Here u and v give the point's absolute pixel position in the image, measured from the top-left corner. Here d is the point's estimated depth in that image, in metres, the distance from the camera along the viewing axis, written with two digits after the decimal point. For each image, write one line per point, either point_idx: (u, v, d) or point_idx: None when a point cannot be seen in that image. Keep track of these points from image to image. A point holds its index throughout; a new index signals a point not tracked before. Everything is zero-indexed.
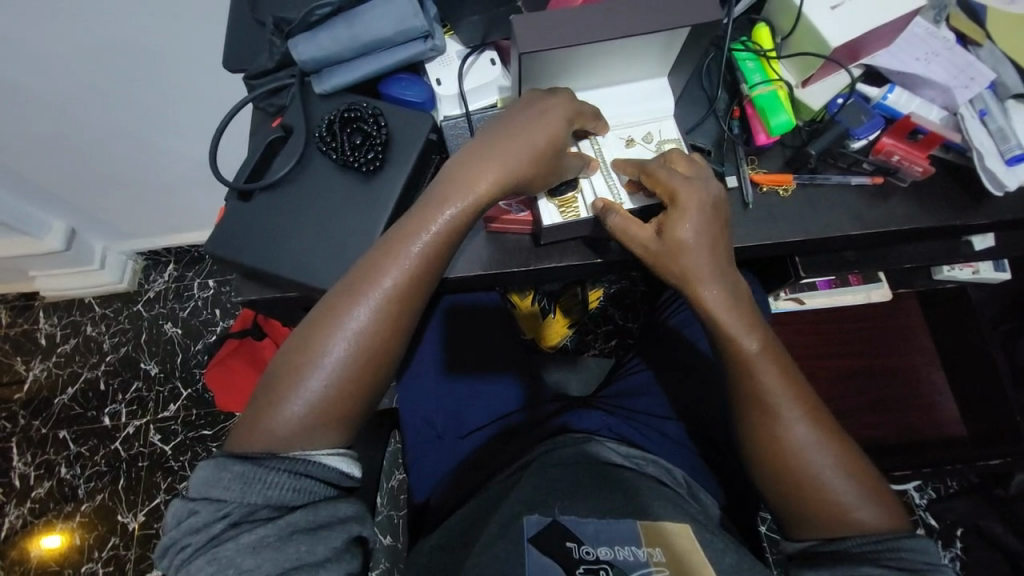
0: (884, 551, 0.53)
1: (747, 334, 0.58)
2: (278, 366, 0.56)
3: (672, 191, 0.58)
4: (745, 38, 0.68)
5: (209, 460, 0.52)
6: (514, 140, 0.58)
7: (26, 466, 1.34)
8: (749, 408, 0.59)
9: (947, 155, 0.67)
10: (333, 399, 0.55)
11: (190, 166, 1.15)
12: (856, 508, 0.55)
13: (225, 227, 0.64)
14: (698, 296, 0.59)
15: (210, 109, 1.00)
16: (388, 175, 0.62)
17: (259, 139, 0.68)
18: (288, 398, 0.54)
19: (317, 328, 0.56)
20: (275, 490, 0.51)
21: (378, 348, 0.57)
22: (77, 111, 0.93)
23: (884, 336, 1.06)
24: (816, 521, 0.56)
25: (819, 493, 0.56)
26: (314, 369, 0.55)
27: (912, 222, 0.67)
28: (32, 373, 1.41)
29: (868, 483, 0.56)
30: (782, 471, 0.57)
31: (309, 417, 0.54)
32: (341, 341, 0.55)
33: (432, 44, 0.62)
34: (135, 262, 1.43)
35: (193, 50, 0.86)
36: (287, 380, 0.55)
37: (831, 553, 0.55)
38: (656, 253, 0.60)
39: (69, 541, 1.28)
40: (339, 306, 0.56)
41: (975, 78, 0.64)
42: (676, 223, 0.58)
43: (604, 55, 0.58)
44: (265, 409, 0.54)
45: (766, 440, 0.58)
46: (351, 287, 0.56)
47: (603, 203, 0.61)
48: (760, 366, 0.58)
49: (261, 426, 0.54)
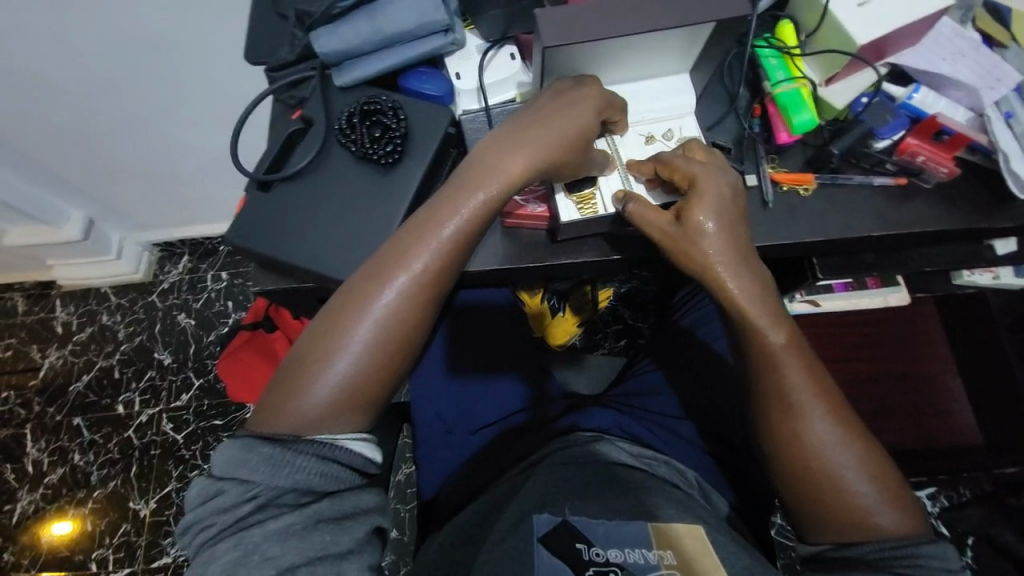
0: (899, 558, 0.53)
1: (774, 328, 0.58)
2: (300, 350, 0.56)
3: (691, 176, 0.58)
4: (768, 35, 0.67)
5: (236, 440, 0.52)
6: (542, 129, 0.57)
7: (41, 452, 1.37)
8: (772, 405, 0.58)
9: (972, 157, 0.66)
10: (354, 386, 0.55)
11: (205, 159, 1.16)
12: (876, 513, 0.54)
13: (245, 217, 0.64)
14: (721, 287, 0.58)
15: (229, 102, 1.01)
16: (406, 168, 0.62)
17: (278, 131, 0.68)
18: (312, 381, 0.54)
19: (339, 313, 0.56)
20: (302, 474, 0.51)
21: (399, 336, 0.56)
22: (98, 102, 0.94)
23: (900, 341, 1.04)
24: (834, 525, 0.55)
25: (839, 496, 0.55)
26: (338, 354, 0.55)
27: (934, 225, 0.66)
28: (48, 360, 1.43)
29: (890, 488, 0.55)
30: (803, 471, 0.56)
31: (332, 402, 0.54)
32: (363, 326, 0.55)
33: (452, 38, 0.62)
34: (150, 253, 1.45)
35: (214, 43, 0.87)
36: (310, 364, 0.55)
37: (841, 560, 0.55)
38: (677, 241, 0.59)
39: (82, 527, 1.31)
40: (362, 292, 0.56)
41: (1002, 79, 0.63)
42: (694, 209, 0.58)
43: (625, 50, 0.58)
44: (283, 394, 0.54)
45: (788, 437, 0.57)
46: (374, 273, 0.56)
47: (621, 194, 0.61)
48: (785, 361, 0.57)
49: (284, 409, 0.54)
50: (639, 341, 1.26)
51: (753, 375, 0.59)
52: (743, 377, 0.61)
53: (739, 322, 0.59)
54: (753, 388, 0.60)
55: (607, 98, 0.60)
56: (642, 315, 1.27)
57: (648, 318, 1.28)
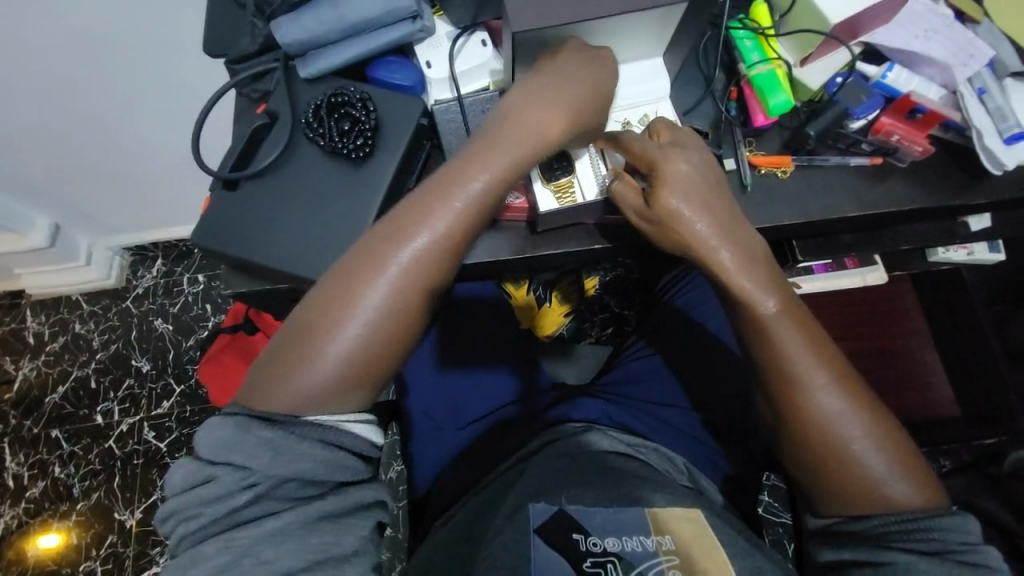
0: (914, 530, 0.53)
1: (765, 296, 0.57)
2: (289, 329, 0.54)
3: (650, 160, 0.58)
4: (743, 17, 0.66)
5: (229, 419, 0.50)
6: (539, 105, 0.56)
7: (19, 467, 1.33)
8: (778, 380, 0.58)
9: (947, 135, 0.66)
10: (351, 372, 0.53)
11: (173, 159, 1.12)
12: (887, 484, 0.55)
13: (211, 218, 0.62)
14: (717, 264, 0.58)
15: (194, 97, 0.97)
16: (378, 161, 0.61)
17: (243, 127, 0.65)
18: (305, 366, 0.52)
19: (326, 297, 0.54)
20: (305, 461, 0.50)
21: (396, 322, 0.54)
22: (54, 103, 0.89)
23: (878, 320, 1.07)
24: (845, 499, 0.56)
25: (851, 470, 0.55)
26: (332, 337, 0.53)
27: (910, 204, 0.66)
28: (21, 372, 1.38)
29: (900, 458, 0.56)
30: (811, 447, 0.57)
31: (325, 387, 0.52)
32: (357, 312, 0.53)
33: (420, 25, 0.60)
34: (122, 258, 1.40)
35: (173, 37, 0.83)
36: (303, 346, 0.53)
37: (854, 533, 0.56)
38: (656, 226, 0.59)
39: (66, 541, 1.27)
40: (352, 277, 0.54)
41: (974, 56, 0.63)
42: (660, 192, 0.57)
43: (599, 34, 0.57)
44: (271, 385, 0.52)
45: (794, 408, 0.57)
46: (364, 256, 0.54)
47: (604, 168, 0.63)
48: (779, 333, 0.57)
49: (274, 387, 0.52)
50: (626, 329, 1.27)
51: (757, 351, 0.59)
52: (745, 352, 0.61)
53: (738, 298, 0.58)
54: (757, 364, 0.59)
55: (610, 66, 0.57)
56: (627, 302, 1.28)
57: (634, 305, 1.28)
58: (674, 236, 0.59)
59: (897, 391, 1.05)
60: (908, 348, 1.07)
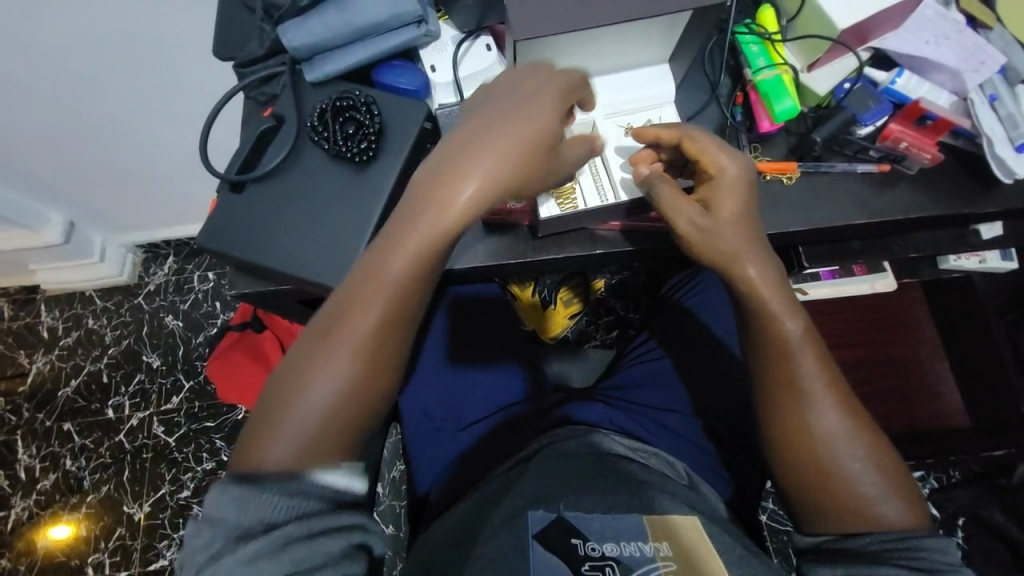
0: (903, 549, 0.53)
1: (791, 319, 0.57)
2: (272, 383, 0.52)
3: (718, 164, 0.58)
4: (749, 21, 0.66)
5: (212, 487, 0.48)
6: (508, 124, 0.49)
7: (31, 459, 1.35)
8: (781, 395, 0.58)
9: (956, 142, 0.65)
10: (337, 422, 0.51)
11: (184, 157, 1.13)
12: (880, 504, 0.54)
13: (218, 219, 0.63)
14: (738, 274, 0.57)
15: (205, 98, 0.98)
16: (381, 165, 0.61)
17: (250, 129, 0.66)
18: (298, 413, 0.50)
19: (308, 349, 0.51)
20: (267, 506, 0.47)
21: (373, 365, 0.51)
22: (70, 103, 0.91)
23: (887, 328, 1.05)
24: (837, 515, 0.55)
25: (846, 486, 0.55)
26: (314, 392, 0.50)
27: (918, 211, 0.65)
28: (35, 365, 1.41)
29: (892, 478, 0.56)
30: (809, 464, 0.56)
31: (319, 428, 0.50)
32: (333, 361, 0.50)
33: (425, 29, 0.61)
34: (135, 255, 1.43)
35: (185, 39, 0.84)
36: (294, 390, 0.50)
37: (845, 550, 0.54)
38: (705, 234, 0.57)
39: (76, 532, 1.30)
40: (335, 324, 0.51)
41: (985, 62, 0.62)
42: (722, 198, 0.57)
43: (602, 40, 0.57)
44: (250, 445, 0.50)
45: (792, 426, 0.57)
46: (345, 302, 0.51)
47: (648, 173, 0.59)
48: (799, 351, 0.57)
49: (257, 443, 0.49)
50: (631, 332, 1.26)
51: (765, 363, 0.59)
52: (751, 368, 0.61)
53: (757, 309, 0.58)
54: (763, 377, 0.59)
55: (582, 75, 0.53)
56: (633, 305, 1.28)
57: (640, 308, 1.28)
58: (710, 247, 0.57)
59: (906, 400, 1.04)
60: (917, 356, 1.05)
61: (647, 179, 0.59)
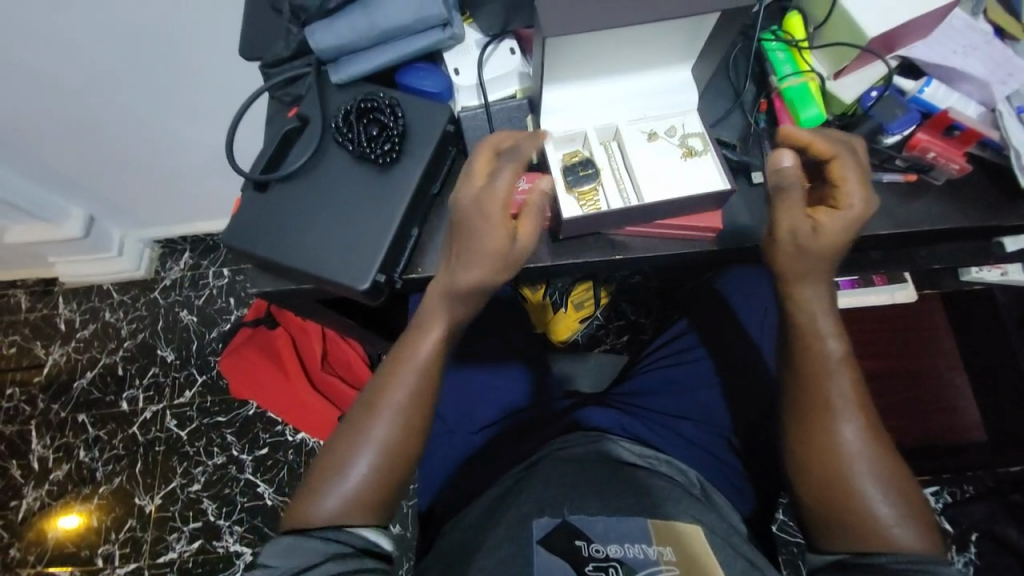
0: (920, 572, 0.50)
1: (831, 337, 0.58)
2: (335, 437, 0.60)
3: (844, 194, 0.56)
4: (775, 28, 0.66)
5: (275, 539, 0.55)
6: (483, 207, 0.56)
7: (46, 449, 1.38)
8: (801, 401, 0.59)
9: (984, 153, 0.64)
10: (389, 468, 0.59)
11: (203, 155, 1.14)
12: (893, 523, 0.54)
13: (241, 218, 0.63)
14: (796, 292, 0.59)
15: (226, 97, 0.99)
16: (404, 166, 0.61)
17: (275, 129, 0.67)
18: (356, 462, 0.58)
19: (365, 403, 0.60)
20: (309, 551, 0.54)
21: (420, 414, 0.60)
22: (94, 99, 0.93)
23: (904, 339, 1.04)
24: (848, 530, 0.55)
25: (858, 502, 0.55)
26: (371, 443, 0.58)
27: (942, 223, 0.64)
28: (52, 357, 1.44)
29: (907, 500, 0.55)
30: (823, 474, 0.56)
31: (363, 489, 0.57)
32: (386, 413, 0.59)
33: (449, 33, 0.61)
34: (151, 250, 1.45)
35: (210, 39, 0.86)
36: (348, 447, 0.58)
37: (863, 566, 0.53)
38: (802, 250, 0.57)
39: (88, 522, 1.32)
40: (385, 380, 0.60)
41: (1014, 74, 0.62)
42: (835, 224, 0.56)
43: (626, 45, 0.57)
44: (314, 492, 0.57)
45: (816, 432, 0.57)
46: (393, 364, 0.61)
47: (790, 167, 0.56)
48: (834, 369, 0.58)
49: (320, 493, 0.57)
50: (643, 338, 1.26)
51: (793, 371, 0.60)
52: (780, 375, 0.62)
53: (795, 319, 0.60)
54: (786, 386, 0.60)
55: (515, 160, 0.56)
56: (645, 310, 1.27)
57: (652, 313, 1.27)
58: (802, 265, 0.57)
59: (922, 412, 1.02)
60: (935, 369, 1.04)
61: (786, 170, 0.56)
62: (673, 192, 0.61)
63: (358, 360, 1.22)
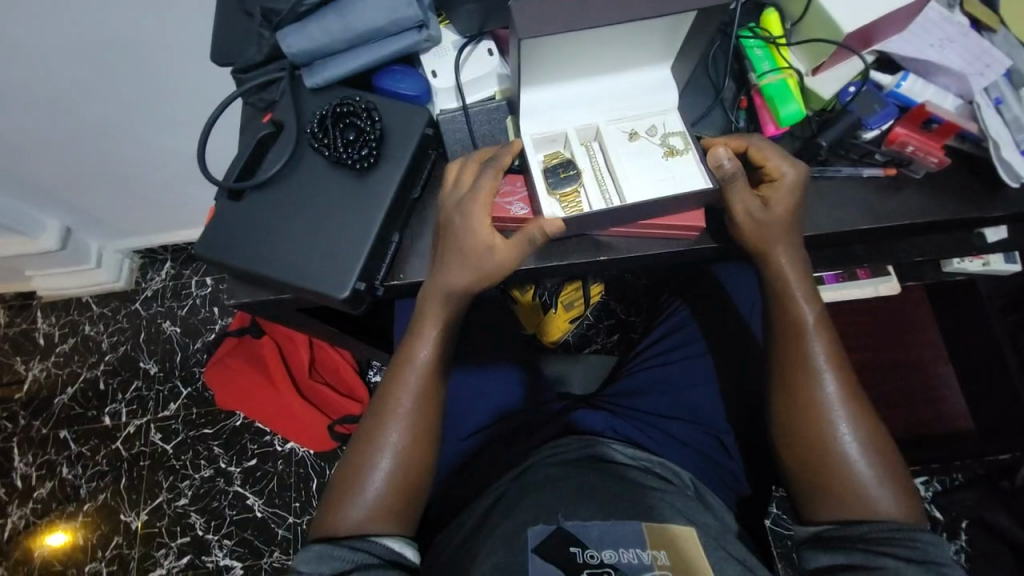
0: (900, 538, 0.52)
1: (809, 304, 0.61)
2: (353, 449, 0.62)
3: (774, 169, 0.59)
4: (753, 25, 0.66)
5: (309, 549, 0.55)
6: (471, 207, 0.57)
7: (28, 467, 1.34)
8: (785, 370, 0.61)
9: (962, 145, 0.65)
10: (404, 468, 0.60)
11: (181, 162, 1.12)
12: (875, 490, 0.55)
13: (216, 228, 0.62)
14: (772, 262, 0.61)
15: (202, 103, 0.97)
16: (383, 171, 0.60)
17: (249, 135, 0.65)
18: (374, 466, 0.59)
19: (377, 409, 0.62)
20: (336, 560, 0.54)
21: (428, 411, 0.62)
22: (66, 108, 0.90)
23: (890, 330, 1.05)
24: (833, 499, 0.56)
25: (840, 468, 0.57)
26: (386, 447, 0.60)
27: (923, 217, 0.64)
28: (32, 373, 1.40)
29: (888, 465, 0.57)
30: (808, 442, 0.58)
31: (385, 493, 0.59)
32: (398, 417, 0.61)
33: (426, 34, 0.60)
34: (131, 261, 1.41)
35: (184, 45, 0.84)
36: (366, 455, 0.60)
37: (845, 537, 0.54)
38: (758, 227, 0.59)
39: (73, 541, 1.28)
40: (393, 385, 0.62)
41: (990, 65, 0.62)
42: (777, 198, 0.59)
43: (606, 45, 0.57)
44: (338, 502, 0.58)
45: (809, 421, 0.59)
46: (398, 369, 0.63)
47: (727, 164, 0.57)
48: (812, 334, 0.61)
49: (345, 502, 0.58)
50: (632, 336, 1.26)
51: (778, 342, 0.62)
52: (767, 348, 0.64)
53: (780, 295, 0.62)
54: (773, 357, 0.63)
55: (494, 167, 0.57)
56: (634, 309, 1.27)
57: (641, 312, 1.27)
58: (765, 234, 0.59)
59: (909, 403, 1.03)
60: (921, 360, 1.04)
61: (724, 165, 0.57)
62: (653, 192, 0.60)
63: (348, 369, 1.21)
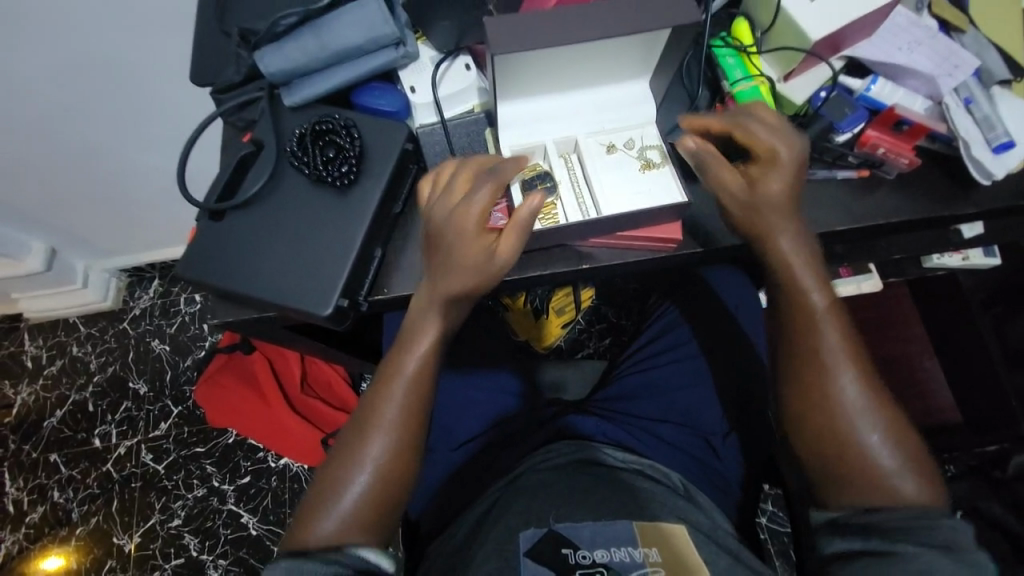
0: (924, 526, 0.50)
1: (816, 289, 0.59)
2: (331, 459, 0.62)
3: (767, 147, 0.58)
4: (725, 34, 0.67)
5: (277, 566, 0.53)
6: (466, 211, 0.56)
7: (18, 492, 1.32)
8: (799, 362, 0.59)
9: (932, 146, 0.66)
10: (382, 481, 0.59)
11: (167, 180, 1.12)
12: (895, 477, 0.54)
13: (197, 248, 0.62)
14: (774, 245, 0.59)
15: (186, 121, 0.97)
16: (364, 187, 0.61)
17: (229, 154, 0.65)
18: (354, 478, 0.59)
19: (359, 420, 0.62)
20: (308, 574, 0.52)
21: (412, 424, 0.61)
22: (49, 130, 0.90)
23: (876, 327, 1.06)
24: (850, 487, 0.55)
25: (862, 458, 0.55)
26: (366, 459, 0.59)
27: (897, 215, 0.66)
28: (21, 396, 1.38)
29: (909, 453, 0.55)
30: (828, 435, 0.56)
31: (362, 506, 0.58)
32: (379, 428, 0.60)
33: (403, 51, 0.61)
34: (119, 279, 1.40)
35: (165, 65, 0.84)
36: (345, 466, 0.60)
37: (864, 525, 0.53)
38: (746, 209, 0.59)
39: (66, 565, 1.26)
40: (374, 398, 0.62)
41: (959, 66, 0.63)
42: (769, 179, 0.58)
43: (581, 59, 0.58)
44: (312, 513, 0.58)
45: (826, 413, 0.56)
46: (381, 382, 0.62)
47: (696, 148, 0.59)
48: (824, 322, 0.58)
49: (320, 514, 0.58)
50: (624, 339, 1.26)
51: (789, 332, 0.60)
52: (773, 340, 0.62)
53: (786, 282, 0.60)
54: (784, 349, 0.60)
55: (494, 179, 0.55)
56: (625, 313, 1.28)
57: (631, 315, 1.28)
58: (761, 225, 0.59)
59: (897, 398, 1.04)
60: (907, 355, 1.06)
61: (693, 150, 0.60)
62: (631, 200, 0.61)
63: (342, 384, 1.21)
